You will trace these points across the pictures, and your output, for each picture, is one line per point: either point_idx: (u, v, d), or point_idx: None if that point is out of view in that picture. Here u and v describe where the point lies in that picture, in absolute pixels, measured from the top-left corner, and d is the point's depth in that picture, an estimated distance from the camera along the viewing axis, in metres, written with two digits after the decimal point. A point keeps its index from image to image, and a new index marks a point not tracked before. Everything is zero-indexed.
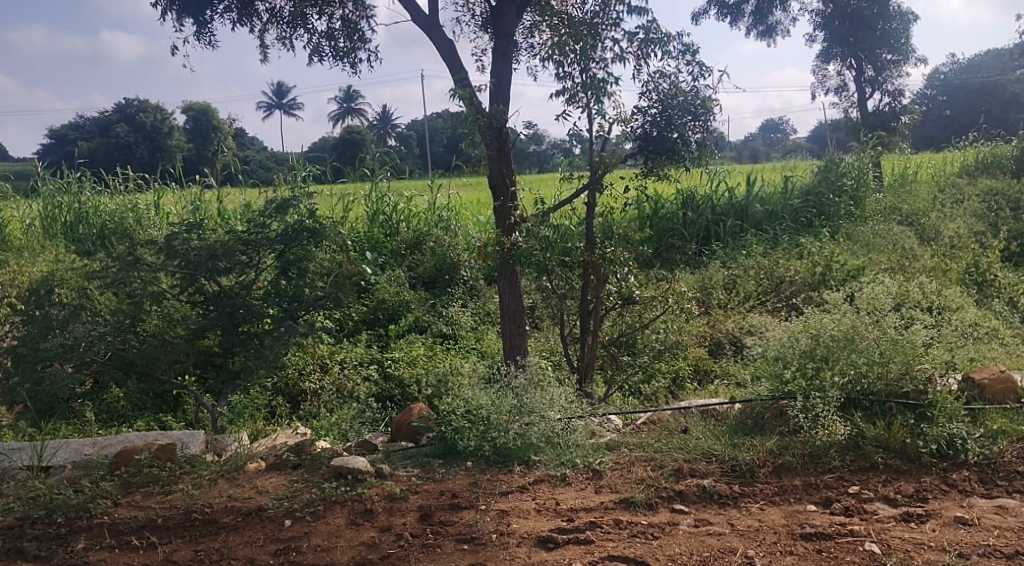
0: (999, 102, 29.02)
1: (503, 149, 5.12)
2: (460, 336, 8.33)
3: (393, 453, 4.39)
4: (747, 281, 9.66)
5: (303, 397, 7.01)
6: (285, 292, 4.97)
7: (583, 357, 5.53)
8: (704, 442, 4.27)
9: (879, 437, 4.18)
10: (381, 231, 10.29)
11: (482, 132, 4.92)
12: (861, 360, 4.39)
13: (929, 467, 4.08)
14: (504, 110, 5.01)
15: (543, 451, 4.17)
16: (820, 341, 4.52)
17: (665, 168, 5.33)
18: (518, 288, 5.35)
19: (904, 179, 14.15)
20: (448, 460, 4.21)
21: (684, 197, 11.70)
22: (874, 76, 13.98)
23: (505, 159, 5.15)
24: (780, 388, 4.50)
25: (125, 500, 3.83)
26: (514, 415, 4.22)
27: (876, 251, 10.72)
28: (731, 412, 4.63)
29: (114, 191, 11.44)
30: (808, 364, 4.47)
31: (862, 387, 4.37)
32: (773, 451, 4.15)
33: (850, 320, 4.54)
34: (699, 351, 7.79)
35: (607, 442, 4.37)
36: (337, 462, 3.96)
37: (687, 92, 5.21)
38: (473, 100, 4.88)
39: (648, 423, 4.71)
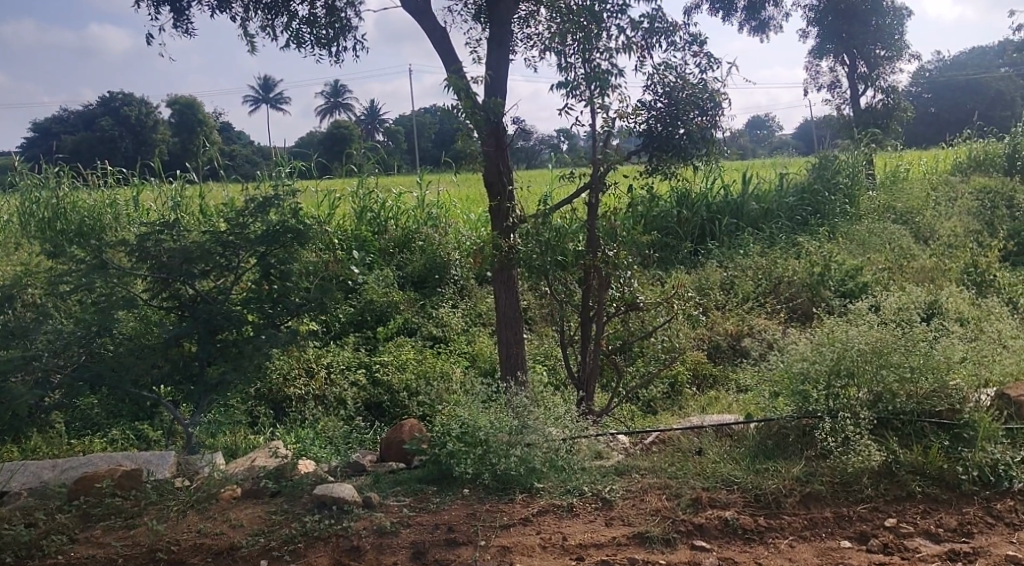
0: (984, 100, 29.04)
1: (500, 147, 4.83)
2: (451, 339, 8.04)
3: (381, 476, 4.09)
4: (745, 282, 9.41)
5: (288, 404, 6.72)
6: (267, 297, 4.66)
7: (583, 367, 5.24)
8: (723, 468, 4.01)
9: (914, 463, 3.94)
10: (369, 229, 9.98)
11: (479, 127, 4.62)
12: (889, 376, 4.17)
13: (969, 496, 3.85)
14: (501, 102, 4.71)
15: (547, 477, 3.88)
16: (846, 354, 4.30)
17: (673, 166, 5.04)
18: (516, 292, 5.04)
19: (898, 176, 13.96)
20: (443, 485, 3.91)
21: (679, 195, 11.44)
22: (868, 72, 13.74)
23: (503, 158, 4.86)
24: (803, 406, 4.27)
25: (83, 537, 3.52)
26: (514, 435, 3.92)
27: (873, 251, 10.50)
28: (748, 432, 4.38)
29: (93, 187, 11.07)
30: (835, 381, 4.23)
31: (893, 407, 4.12)
32: (800, 479, 3.90)
33: (878, 333, 4.32)
34: (697, 355, 7.54)
35: (617, 467, 4.10)
36: (321, 490, 3.65)
37: (694, 85, 4.93)
38: (469, 92, 4.56)
39: (659, 443, 4.45)
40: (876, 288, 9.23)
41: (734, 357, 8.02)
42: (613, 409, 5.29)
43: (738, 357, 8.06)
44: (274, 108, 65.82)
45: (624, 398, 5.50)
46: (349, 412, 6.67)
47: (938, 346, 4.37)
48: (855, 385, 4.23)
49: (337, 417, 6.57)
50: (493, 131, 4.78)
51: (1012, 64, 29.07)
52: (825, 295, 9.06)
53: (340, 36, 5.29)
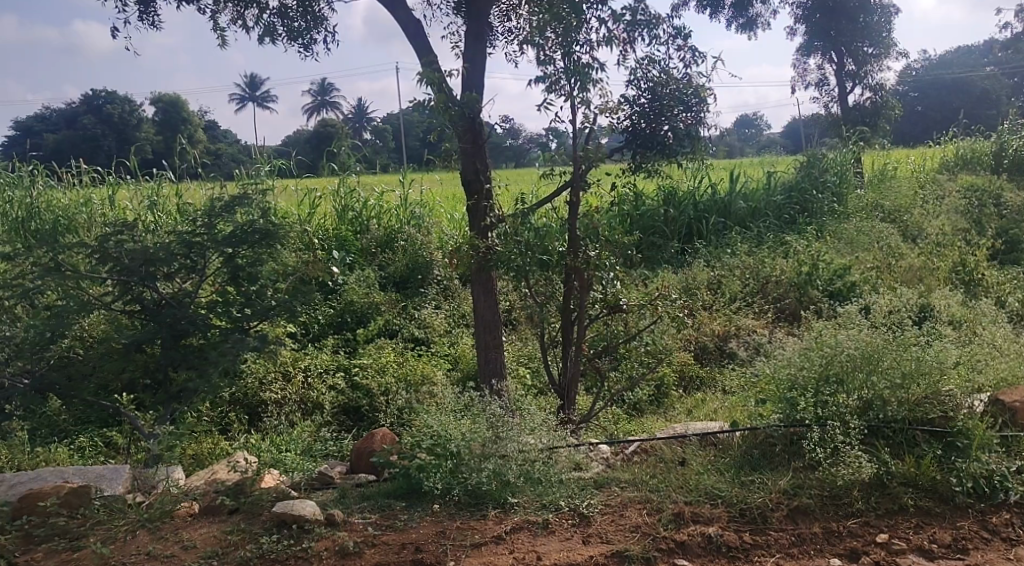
0: (971, 98, 29.06)
1: (477, 144, 4.74)
2: (433, 341, 7.87)
3: (350, 492, 3.94)
4: (732, 281, 9.29)
5: (264, 409, 6.54)
6: (234, 300, 4.49)
7: (565, 373, 5.11)
8: (708, 480, 3.88)
9: (907, 474, 3.82)
10: (350, 228, 9.80)
11: (453, 122, 4.52)
12: (880, 383, 4.05)
13: (963, 509, 3.75)
14: (477, 98, 4.58)
15: (522, 491, 3.74)
16: (835, 361, 4.22)
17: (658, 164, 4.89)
18: (494, 295, 4.93)
19: (886, 174, 13.88)
20: (412, 500, 3.78)
21: (666, 193, 11.30)
22: (856, 70, 13.65)
23: (480, 156, 4.78)
24: (790, 414, 4.12)
25: (21, 560, 3.41)
26: (486, 447, 3.78)
27: (861, 250, 10.40)
28: (734, 441, 4.23)
29: (69, 186, 10.84)
30: (822, 388, 4.15)
31: (884, 415, 4.00)
32: (788, 492, 3.78)
33: (868, 338, 4.22)
34: (684, 357, 7.42)
35: (597, 479, 3.97)
36: (281, 508, 3.52)
37: (679, 79, 4.78)
38: (444, 86, 4.40)
39: (640, 453, 4.29)
40: (864, 288, 9.12)
41: (721, 358, 7.90)
42: (595, 415, 5.16)
43: (725, 358, 7.93)
44: (260, 106, 65.43)
45: (607, 403, 5.35)
46: (327, 417, 6.50)
47: (931, 350, 4.26)
48: (844, 392, 4.12)
49: (314, 422, 6.40)
50: (469, 128, 4.70)
51: (997, 63, 29.14)
52: (813, 294, 8.95)
53: (312, 28, 5.11)
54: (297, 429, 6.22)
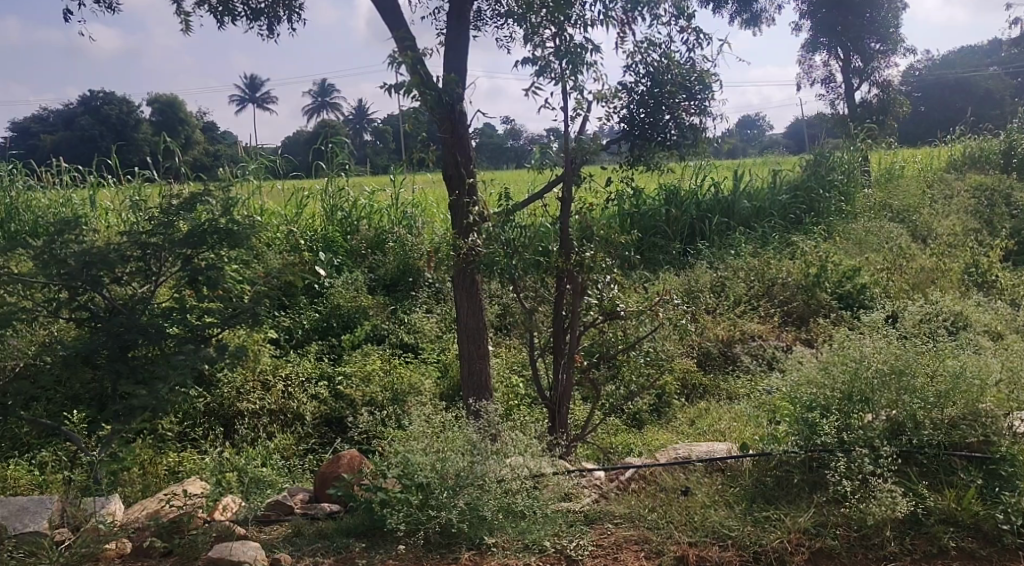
0: (976, 97, 28.62)
1: (455, 135, 4.41)
2: (422, 348, 7.49)
3: (306, 528, 3.73)
4: (736, 284, 8.91)
5: (240, 420, 6.15)
6: (191, 309, 4.16)
7: (556, 385, 4.73)
8: (715, 516, 3.65)
9: (946, 510, 3.58)
10: (339, 229, 9.39)
11: (431, 107, 4.17)
12: (914, 401, 3.81)
13: (1013, 551, 3.48)
14: (457, 79, 4.25)
15: (502, 528, 3.52)
16: (859, 377, 3.96)
17: (658, 155, 4.47)
18: (478, 301, 4.65)
19: (893, 173, 13.49)
20: (373, 540, 3.58)
21: (667, 192, 10.92)
22: (863, 67, 13.27)
23: (461, 148, 4.44)
24: (810, 438, 3.87)
25: None
26: (457, 478, 3.58)
27: (870, 251, 10.03)
28: (743, 467, 3.98)
29: (49, 186, 10.47)
30: (847, 406, 3.91)
31: (920, 440, 3.74)
32: (808, 532, 3.54)
33: (898, 352, 3.98)
34: (686, 363, 7.10)
35: (587, 513, 3.76)
36: (217, 552, 3.35)
37: (681, 64, 4.40)
38: (418, 66, 4.02)
39: (638, 481, 4.02)
40: (874, 290, 8.75)
41: (726, 365, 7.55)
42: (589, 433, 4.83)
43: (729, 365, 7.55)
44: (260, 107, 65.06)
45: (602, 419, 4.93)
46: (307, 430, 6.14)
47: (967, 364, 4.00)
48: (870, 412, 3.89)
49: (293, 435, 6.05)
50: (447, 116, 4.35)
51: (1004, 63, 28.69)
52: (822, 297, 8.61)
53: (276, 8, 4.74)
54: (274, 444, 5.87)
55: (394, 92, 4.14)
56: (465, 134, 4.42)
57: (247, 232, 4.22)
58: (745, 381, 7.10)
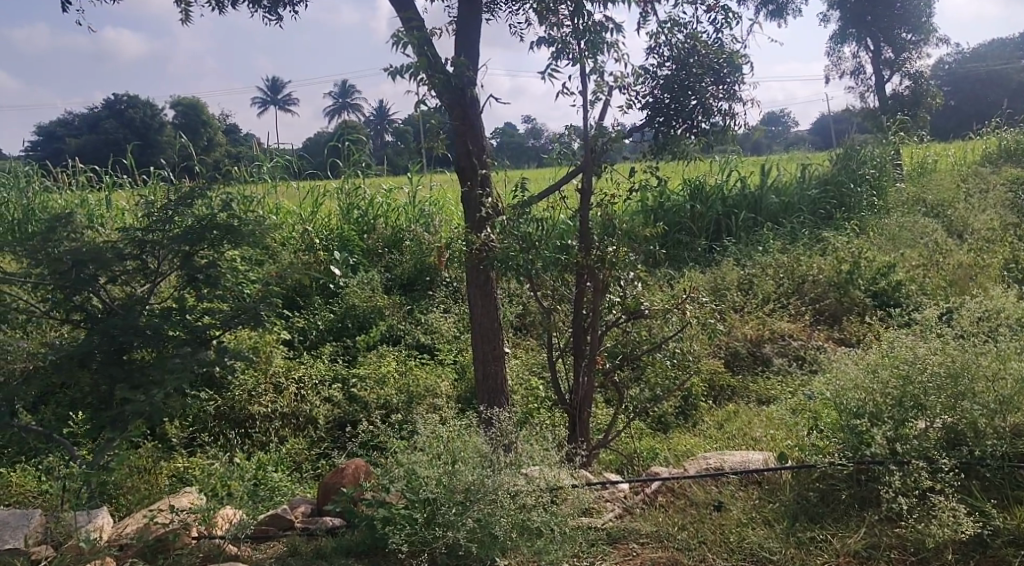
0: (1009, 90, 27.93)
1: (465, 121, 4.20)
2: (439, 349, 7.27)
3: (305, 546, 3.57)
4: (765, 281, 8.61)
5: (251, 425, 5.94)
6: (190, 309, 4.05)
7: (576, 390, 4.48)
8: (756, 536, 3.49)
9: (1011, 531, 3.33)
10: (356, 228, 9.20)
11: (440, 92, 3.95)
12: (974, 408, 3.64)
13: None
14: (468, 62, 4.04)
15: (516, 551, 3.31)
16: (910, 383, 3.80)
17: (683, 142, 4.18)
18: (493, 301, 4.42)
19: (926, 167, 13.07)
20: (375, 561, 3.42)
21: (692, 188, 10.62)
22: (893, 58, 12.88)
23: (472, 134, 4.23)
24: (858, 448, 3.72)
25: None
26: (467, 493, 3.35)
27: (904, 247, 9.68)
28: (783, 481, 3.83)
29: (66, 187, 10.39)
30: (901, 413, 3.73)
31: (984, 451, 3.56)
32: (858, 555, 3.38)
33: (953, 355, 3.84)
34: (713, 364, 6.84)
35: (610, 531, 3.60)
36: None
37: (709, 46, 4.15)
38: (425, 48, 3.84)
39: (665, 494, 3.91)
40: (910, 287, 8.43)
41: (755, 366, 7.28)
42: (611, 440, 4.58)
43: (758, 366, 7.27)
44: (283, 108, 65.29)
45: (622, 425, 4.68)
46: (320, 434, 5.93)
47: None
48: (923, 419, 3.73)
49: (305, 439, 5.84)
50: (458, 101, 4.15)
51: None
52: (855, 295, 8.29)
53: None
54: (285, 449, 5.67)
55: (401, 76, 3.92)
56: (476, 119, 4.21)
57: (248, 228, 4.09)
58: (776, 383, 6.80)
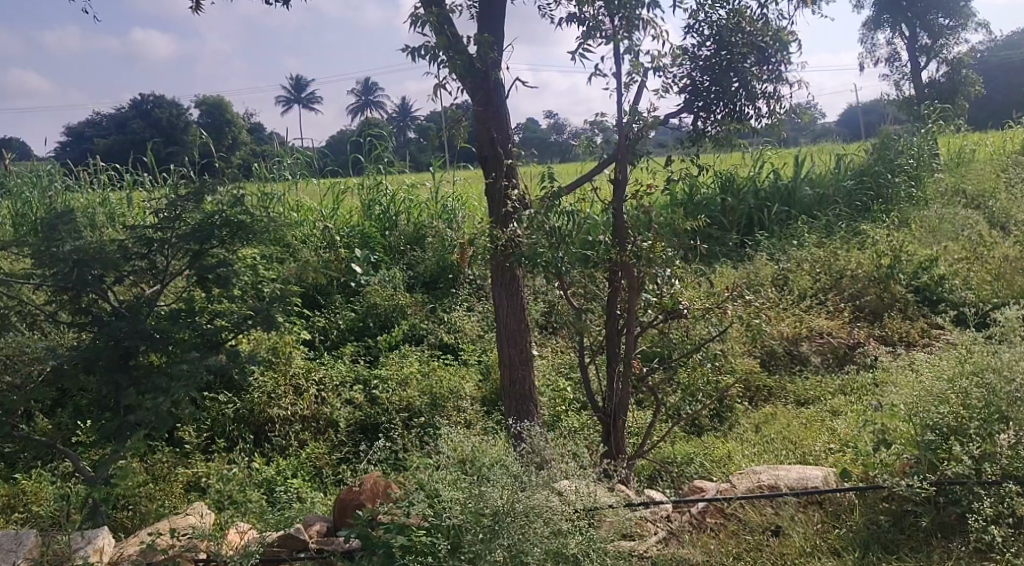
0: None
1: (489, 106, 3.95)
2: (463, 349, 7.03)
3: None
4: (801, 277, 8.29)
5: (270, 428, 5.74)
6: (200, 311, 3.84)
7: (611, 396, 4.25)
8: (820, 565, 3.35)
9: None
10: (377, 225, 8.97)
11: (461, 74, 3.72)
12: None
13: None
14: (491, 41, 3.80)
15: None
16: (999, 392, 3.66)
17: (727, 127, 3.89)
18: (520, 300, 4.17)
19: (964, 156, 12.65)
20: None
21: (723, 180, 10.29)
22: (929, 44, 12.44)
23: (496, 120, 3.98)
24: (936, 464, 3.59)
25: None
26: (495, 516, 3.15)
27: (945, 240, 9.32)
28: (846, 503, 3.69)
29: (85, 186, 10.24)
30: (988, 422, 3.59)
31: None
32: None
33: None
34: (748, 363, 6.54)
35: (657, 558, 3.42)
36: None
37: (753, 22, 3.89)
38: (444, 26, 3.62)
39: (713, 514, 3.75)
40: (953, 282, 8.10)
41: (793, 365, 6.98)
42: (646, 452, 4.34)
43: (796, 366, 6.97)
44: (306, 106, 65.37)
45: (655, 435, 4.44)
46: (341, 437, 5.70)
47: None
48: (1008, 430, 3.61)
49: (325, 443, 5.62)
50: (481, 85, 3.91)
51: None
52: (897, 290, 7.96)
53: None
54: (305, 454, 5.46)
55: (419, 57, 3.69)
56: (500, 104, 3.96)
57: (260, 225, 3.88)
58: (815, 383, 6.51)
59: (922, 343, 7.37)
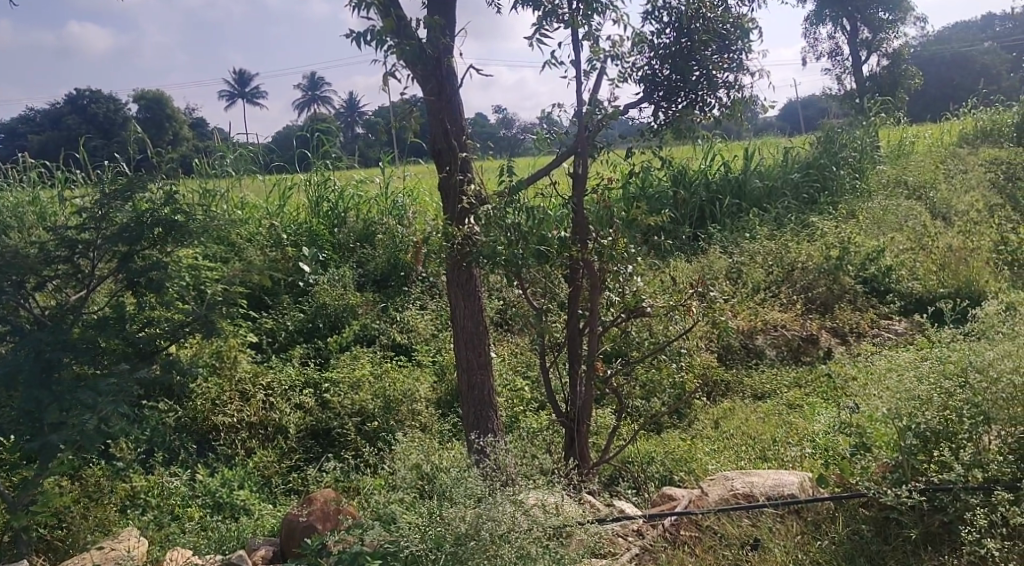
0: (971, 76, 28.08)
1: (441, 97, 3.78)
2: (416, 349, 6.84)
3: None
4: (754, 269, 8.28)
5: (215, 437, 5.49)
6: (130, 318, 3.62)
7: (574, 400, 4.15)
8: None
9: None
10: (325, 222, 8.71)
11: (412, 61, 3.54)
12: None
13: None
14: (442, 25, 3.62)
15: None
16: (988, 393, 3.63)
17: (689, 117, 3.87)
18: (478, 301, 4.02)
19: (904, 148, 12.85)
20: None
21: (674, 173, 10.24)
22: (870, 38, 12.61)
23: (449, 111, 3.81)
24: (920, 469, 3.56)
25: None
26: (457, 544, 3.11)
27: (891, 230, 9.42)
28: (823, 511, 3.66)
29: (15, 184, 9.74)
30: (974, 421, 3.55)
31: None
32: None
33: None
34: (705, 357, 6.48)
35: None
36: None
37: (713, 8, 3.84)
38: (392, 10, 3.44)
39: (683, 526, 3.72)
40: (901, 272, 8.20)
41: (748, 359, 6.96)
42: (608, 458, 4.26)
43: (752, 359, 6.95)
44: (250, 100, 64.00)
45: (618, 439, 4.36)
46: (291, 444, 5.47)
47: None
48: (993, 430, 3.58)
49: (274, 450, 5.39)
50: (432, 73, 3.74)
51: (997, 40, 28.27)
52: (847, 282, 7.99)
53: None
54: (252, 462, 5.22)
55: (364, 43, 3.51)
56: (453, 94, 3.79)
57: (196, 225, 3.69)
58: (771, 377, 6.49)
59: (872, 334, 7.42)
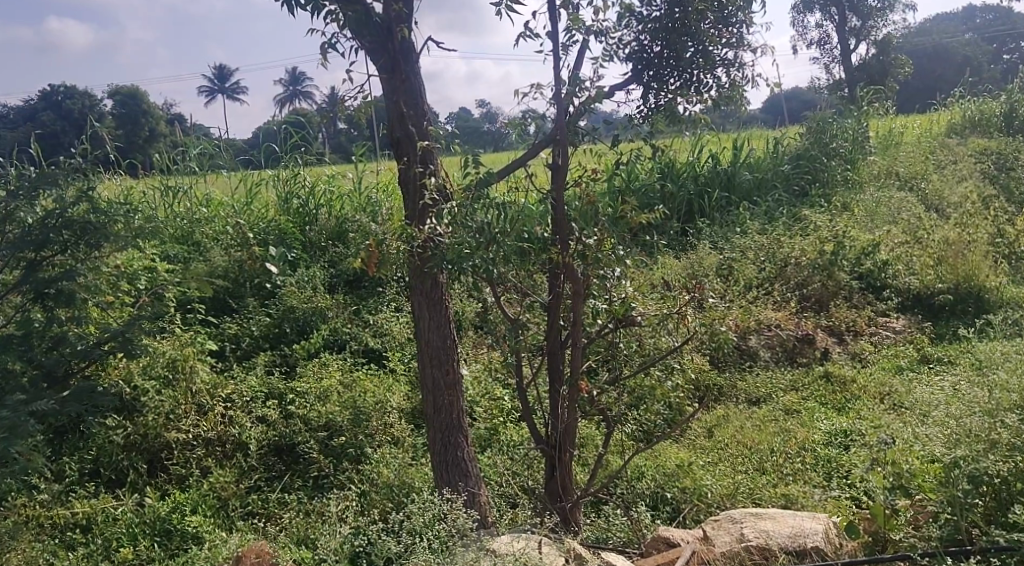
0: (953, 68, 27.85)
1: (396, 77, 3.47)
2: (389, 355, 6.41)
3: None
4: (746, 266, 7.85)
5: (167, 455, 5.03)
6: (38, 336, 3.78)
7: (555, 426, 3.75)
8: None
9: None
10: (295, 219, 8.23)
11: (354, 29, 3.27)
12: None
13: None
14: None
15: None
16: None
17: (683, 97, 3.51)
18: (445, 314, 3.73)
19: (894, 138, 12.48)
20: None
21: (661, 166, 9.82)
22: (859, 26, 12.24)
23: (406, 93, 3.49)
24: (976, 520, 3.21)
25: None
26: None
27: (885, 223, 9.06)
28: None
29: None
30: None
31: None
32: None
33: None
34: (698, 361, 6.07)
35: None
36: None
37: None
38: None
39: None
40: (897, 267, 7.84)
41: (742, 360, 6.56)
42: (596, 485, 3.86)
43: (745, 361, 6.55)
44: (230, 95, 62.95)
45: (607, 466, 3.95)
46: (252, 462, 5.02)
47: None
48: None
49: (233, 469, 4.93)
50: (384, 47, 3.44)
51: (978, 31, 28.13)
52: (841, 278, 7.63)
53: None
54: (208, 483, 4.77)
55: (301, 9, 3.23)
56: (409, 73, 3.47)
57: (110, 228, 3.98)
58: (767, 380, 6.09)
59: (869, 333, 7.07)
